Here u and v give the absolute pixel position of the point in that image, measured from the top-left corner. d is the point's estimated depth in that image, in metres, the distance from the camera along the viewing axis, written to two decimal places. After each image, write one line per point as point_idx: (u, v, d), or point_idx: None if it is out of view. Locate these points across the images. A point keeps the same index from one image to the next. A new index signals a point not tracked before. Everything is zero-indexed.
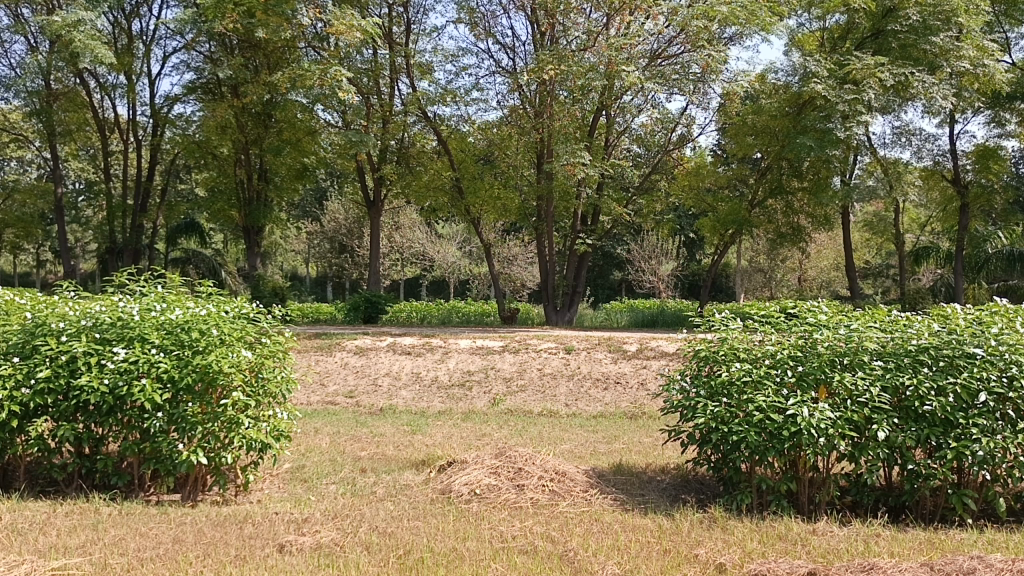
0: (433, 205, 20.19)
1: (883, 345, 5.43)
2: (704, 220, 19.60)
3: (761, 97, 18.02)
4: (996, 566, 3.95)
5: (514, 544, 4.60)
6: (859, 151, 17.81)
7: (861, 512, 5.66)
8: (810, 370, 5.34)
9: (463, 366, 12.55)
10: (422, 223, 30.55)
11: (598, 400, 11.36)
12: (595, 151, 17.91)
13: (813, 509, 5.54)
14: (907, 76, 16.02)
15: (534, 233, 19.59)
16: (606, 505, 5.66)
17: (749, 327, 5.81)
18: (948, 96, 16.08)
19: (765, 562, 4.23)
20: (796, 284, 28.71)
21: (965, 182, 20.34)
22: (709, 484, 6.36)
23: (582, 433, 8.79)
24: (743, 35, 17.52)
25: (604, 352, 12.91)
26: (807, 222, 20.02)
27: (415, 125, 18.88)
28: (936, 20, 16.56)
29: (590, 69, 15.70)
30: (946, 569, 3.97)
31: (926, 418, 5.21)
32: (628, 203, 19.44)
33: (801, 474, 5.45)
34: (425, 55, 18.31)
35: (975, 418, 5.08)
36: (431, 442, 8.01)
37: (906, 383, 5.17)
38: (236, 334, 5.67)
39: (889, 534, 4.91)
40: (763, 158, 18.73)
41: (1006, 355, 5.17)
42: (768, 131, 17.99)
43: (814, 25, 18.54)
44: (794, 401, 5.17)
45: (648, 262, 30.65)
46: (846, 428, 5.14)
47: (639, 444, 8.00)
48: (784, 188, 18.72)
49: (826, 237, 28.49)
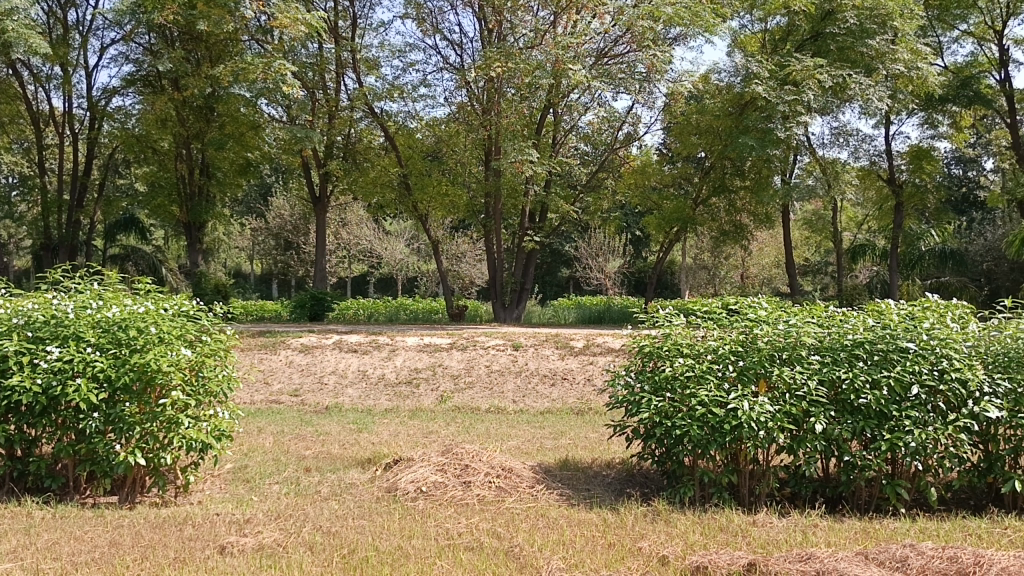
0: (379, 202, 20.05)
1: (820, 340, 5.56)
2: (650, 217, 19.81)
3: (705, 97, 18.22)
4: (927, 554, 4.07)
5: (460, 541, 4.59)
6: (800, 152, 18.16)
7: (800, 502, 5.80)
8: (750, 365, 5.45)
9: (410, 364, 12.49)
10: (369, 220, 30.31)
11: (545, 396, 11.43)
12: (542, 148, 17.97)
13: (754, 501, 5.65)
14: (845, 78, 16.45)
15: (482, 230, 19.58)
16: (552, 501, 5.69)
17: (692, 323, 5.90)
18: (883, 98, 16.50)
19: (707, 553, 4.30)
20: (739, 281, 29.26)
21: (899, 182, 20.89)
22: (653, 478, 6.44)
23: (528, 429, 8.83)
24: (687, 36, 17.76)
25: (551, 348, 12.96)
26: (749, 220, 20.43)
27: (361, 121, 18.70)
28: (873, 23, 17.01)
29: (536, 68, 15.74)
30: (879, 558, 4.09)
31: (861, 411, 5.36)
32: (575, 201, 19.54)
33: (741, 467, 5.57)
34: (371, 50, 18.11)
35: (907, 410, 5.25)
36: (377, 440, 7.95)
37: (842, 376, 5.31)
38: (176, 332, 5.55)
39: (826, 524, 5.03)
40: (707, 157, 19.04)
41: (937, 349, 5.33)
42: (712, 131, 18.29)
43: (755, 27, 18.95)
44: (734, 395, 5.27)
45: (595, 259, 30.88)
46: (784, 421, 5.27)
47: (585, 439, 8.05)
48: (727, 187, 19.03)
49: (768, 235, 29.09)
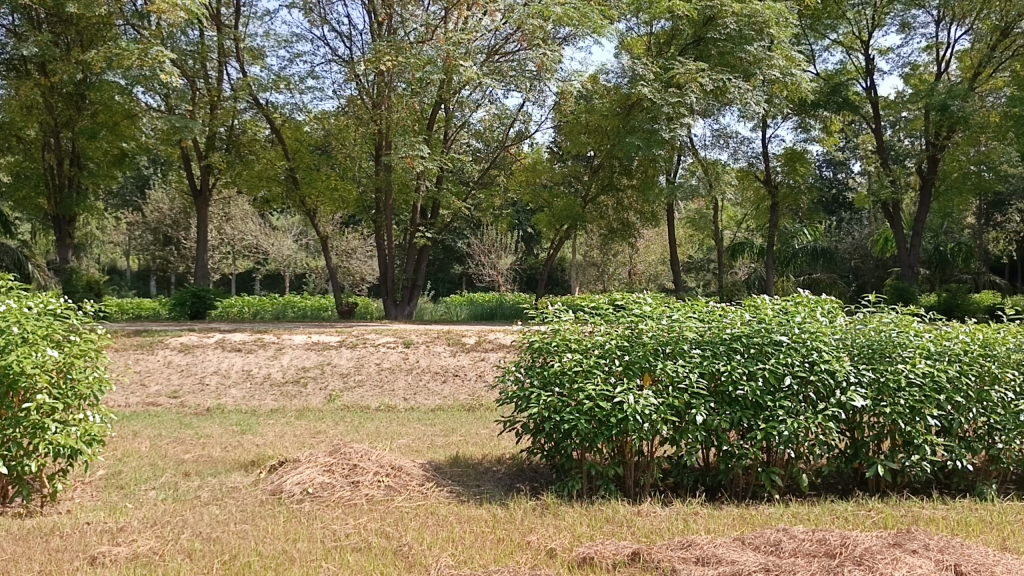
0: (266, 196, 19.49)
1: (701, 334, 5.76)
2: (541, 214, 20.03)
3: (594, 97, 18.54)
4: (798, 537, 4.28)
5: (347, 542, 4.51)
6: (684, 152, 18.77)
7: (682, 491, 6.01)
8: (636, 359, 5.59)
9: (297, 363, 12.19)
10: (255, 215, 29.40)
11: (436, 393, 11.39)
12: (434, 144, 17.88)
13: (638, 491, 5.82)
14: (725, 82, 17.15)
15: (372, 226, 19.33)
16: (441, 498, 5.67)
17: (580, 319, 6.00)
18: (761, 102, 17.33)
19: (593, 545, 4.38)
20: (627, 278, 30.00)
21: (775, 183, 21.87)
22: (542, 472, 6.52)
23: (419, 426, 8.77)
24: (576, 36, 18.03)
25: (443, 345, 12.93)
26: (636, 218, 20.97)
27: (246, 112, 18.09)
28: (751, 30, 17.75)
29: (427, 63, 15.61)
30: (754, 542, 4.26)
31: (738, 402, 5.59)
32: (467, 197, 19.53)
33: (627, 459, 5.71)
34: (256, 40, 17.56)
35: (781, 400, 5.50)
36: (261, 442, 7.72)
37: (721, 369, 5.52)
38: (41, 332, 5.19)
39: (706, 512, 5.22)
40: (595, 156, 19.41)
41: (808, 342, 5.61)
42: (600, 130, 18.66)
43: (641, 30, 19.39)
44: (620, 389, 5.39)
45: (487, 256, 30.97)
46: (668, 413, 5.44)
47: (476, 436, 8.06)
48: (615, 185, 19.46)
49: (654, 233, 29.94)
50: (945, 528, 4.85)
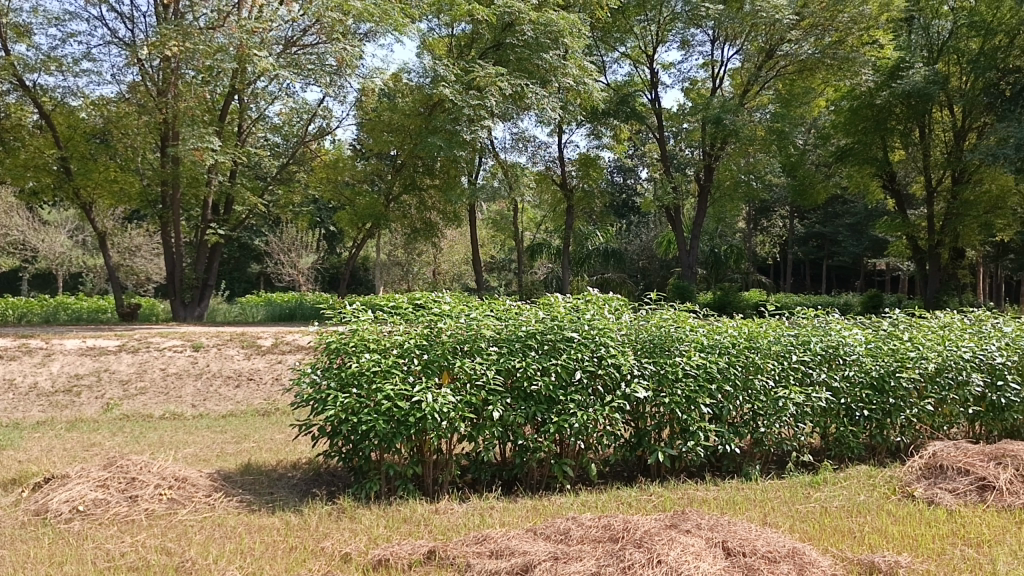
0: (33, 187, 17.72)
1: (497, 332, 5.90)
2: (342, 212, 19.64)
3: (396, 96, 18.36)
4: (586, 524, 4.48)
5: (122, 562, 4.18)
6: (486, 155, 19.09)
7: (479, 487, 6.12)
8: (434, 358, 5.62)
9: (69, 370, 11.17)
10: (22, 208, 26.65)
11: (228, 398, 10.85)
12: (226, 136, 17.34)
13: (436, 490, 5.87)
14: (522, 88, 17.63)
15: (158, 222, 18.13)
16: (230, 509, 5.40)
17: (378, 318, 5.95)
18: (555, 108, 18.10)
19: (389, 546, 4.34)
20: (431, 277, 30.21)
21: (570, 186, 22.77)
22: (340, 475, 6.38)
23: (208, 434, 8.31)
24: (376, 34, 17.89)
25: (236, 348, 12.33)
26: (439, 218, 21.13)
27: (8, 94, 16.31)
28: (547, 38, 18.38)
29: (218, 50, 14.69)
30: (546, 532, 4.41)
31: (532, 397, 5.77)
32: (263, 192, 19.30)
33: (425, 458, 5.73)
34: (21, 15, 15.93)
35: (572, 394, 5.75)
36: (23, 458, 6.98)
37: (517, 365, 5.67)
38: None
39: (501, 505, 5.34)
40: (398, 155, 19.31)
41: (597, 337, 5.91)
42: (403, 130, 18.54)
43: (442, 31, 19.44)
44: (419, 388, 5.38)
45: (287, 255, 29.94)
46: (466, 410, 5.51)
47: (270, 441, 7.76)
48: (417, 185, 19.49)
49: (457, 233, 30.32)
50: (715, 507, 5.27)
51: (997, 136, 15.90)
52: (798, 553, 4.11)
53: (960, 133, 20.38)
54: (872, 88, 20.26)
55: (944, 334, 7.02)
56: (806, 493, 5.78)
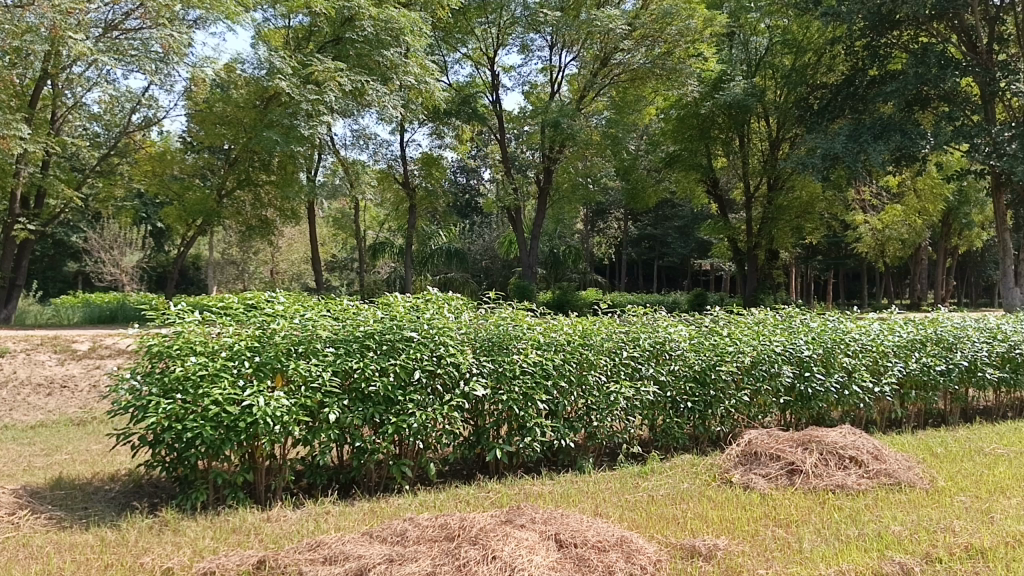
0: None
1: (334, 332, 5.78)
2: (170, 207, 18.65)
3: (230, 88, 17.42)
4: (423, 524, 4.45)
5: None
6: (325, 152, 18.54)
7: (315, 492, 5.97)
8: (267, 360, 5.44)
9: None
10: None
11: (38, 407, 9.98)
12: (39, 124, 16.28)
13: (269, 496, 5.67)
14: (363, 84, 17.27)
15: None
16: (37, 527, 4.95)
17: (206, 320, 5.68)
18: (397, 107, 17.85)
19: (216, 558, 4.14)
20: (268, 277, 29.28)
21: (413, 185, 22.58)
22: (164, 486, 6.02)
23: (13, 447, 7.62)
24: (207, 21, 17.03)
25: (48, 353, 11.38)
26: (276, 215, 20.49)
27: None
28: (387, 35, 18.07)
29: (28, 31, 13.34)
30: (381, 535, 4.35)
31: (370, 398, 5.68)
32: (80, 186, 18.43)
33: (257, 464, 5.52)
34: None
35: (411, 394, 5.71)
36: None
37: (354, 366, 5.56)
38: None
39: (337, 510, 5.22)
40: (231, 149, 18.49)
41: (435, 337, 5.92)
42: (236, 121, 17.60)
43: (279, 22, 18.87)
44: (249, 392, 5.15)
45: (109, 253, 28.01)
46: (300, 414, 5.33)
47: (84, 453, 7.20)
48: (252, 180, 18.76)
49: (295, 231, 29.55)
50: (549, 501, 5.40)
51: (806, 147, 17.26)
52: (627, 542, 4.30)
53: (774, 142, 22.00)
54: (698, 97, 21.45)
55: (758, 329, 7.56)
56: (635, 483, 6.03)
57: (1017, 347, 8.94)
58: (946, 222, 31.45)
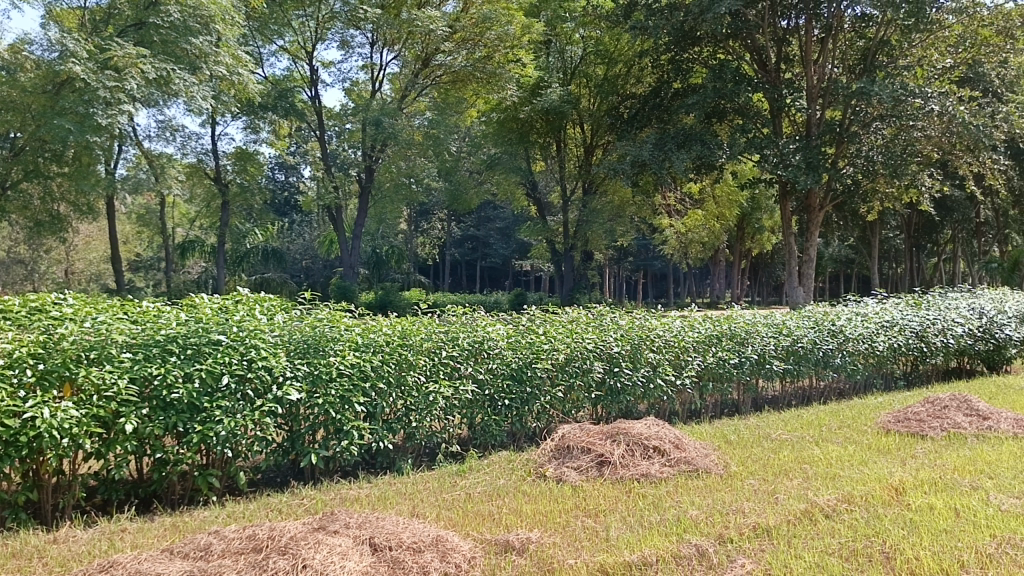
0: None
1: (132, 336, 5.42)
2: None
3: (15, 71, 15.82)
4: (229, 537, 4.24)
5: None
6: (126, 144, 17.20)
7: (111, 508, 5.57)
8: (53, 368, 4.94)
9: None
10: None
11: None
12: None
13: (58, 516, 5.24)
14: (167, 73, 16.10)
15: None
16: None
17: None
18: (207, 98, 16.97)
19: None
20: (62, 276, 27.17)
21: (225, 181, 21.74)
22: None
23: None
24: None
25: None
26: (69, 210, 19.15)
27: None
28: (195, 23, 17.09)
29: None
30: (183, 551, 4.11)
31: (173, 406, 5.34)
32: None
33: (43, 482, 5.07)
34: None
35: (219, 400, 5.42)
36: None
37: (154, 373, 5.22)
38: None
39: (135, 527, 4.88)
40: (17, 138, 16.87)
41: (245, 340, 5.68)
42: (20, 107, 15.98)
43: (74, 2, 17.88)
44: (32, 403, 4.70)
45: None
46: (92, 425, 4.93)
47: None
48: (41, 172, 17.26)
49: (93, 228, 27.55)
50: (364, 505, 5.33)
51: (617, 153, 18.10)
52: (441, 541, 4.31)
53: (589, 148, 23.08)
54: (517, 102, 21.97)
55: (571, 328, 7.85)
56: (453, 482, 6.08)
57: (798, 340, 9.81)
58: (742, 226, 34.02)
